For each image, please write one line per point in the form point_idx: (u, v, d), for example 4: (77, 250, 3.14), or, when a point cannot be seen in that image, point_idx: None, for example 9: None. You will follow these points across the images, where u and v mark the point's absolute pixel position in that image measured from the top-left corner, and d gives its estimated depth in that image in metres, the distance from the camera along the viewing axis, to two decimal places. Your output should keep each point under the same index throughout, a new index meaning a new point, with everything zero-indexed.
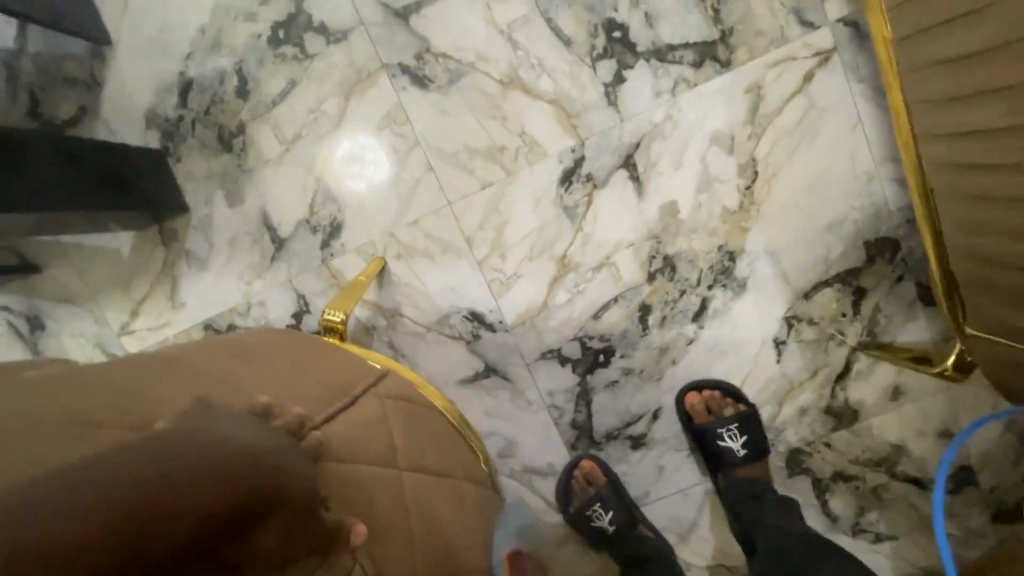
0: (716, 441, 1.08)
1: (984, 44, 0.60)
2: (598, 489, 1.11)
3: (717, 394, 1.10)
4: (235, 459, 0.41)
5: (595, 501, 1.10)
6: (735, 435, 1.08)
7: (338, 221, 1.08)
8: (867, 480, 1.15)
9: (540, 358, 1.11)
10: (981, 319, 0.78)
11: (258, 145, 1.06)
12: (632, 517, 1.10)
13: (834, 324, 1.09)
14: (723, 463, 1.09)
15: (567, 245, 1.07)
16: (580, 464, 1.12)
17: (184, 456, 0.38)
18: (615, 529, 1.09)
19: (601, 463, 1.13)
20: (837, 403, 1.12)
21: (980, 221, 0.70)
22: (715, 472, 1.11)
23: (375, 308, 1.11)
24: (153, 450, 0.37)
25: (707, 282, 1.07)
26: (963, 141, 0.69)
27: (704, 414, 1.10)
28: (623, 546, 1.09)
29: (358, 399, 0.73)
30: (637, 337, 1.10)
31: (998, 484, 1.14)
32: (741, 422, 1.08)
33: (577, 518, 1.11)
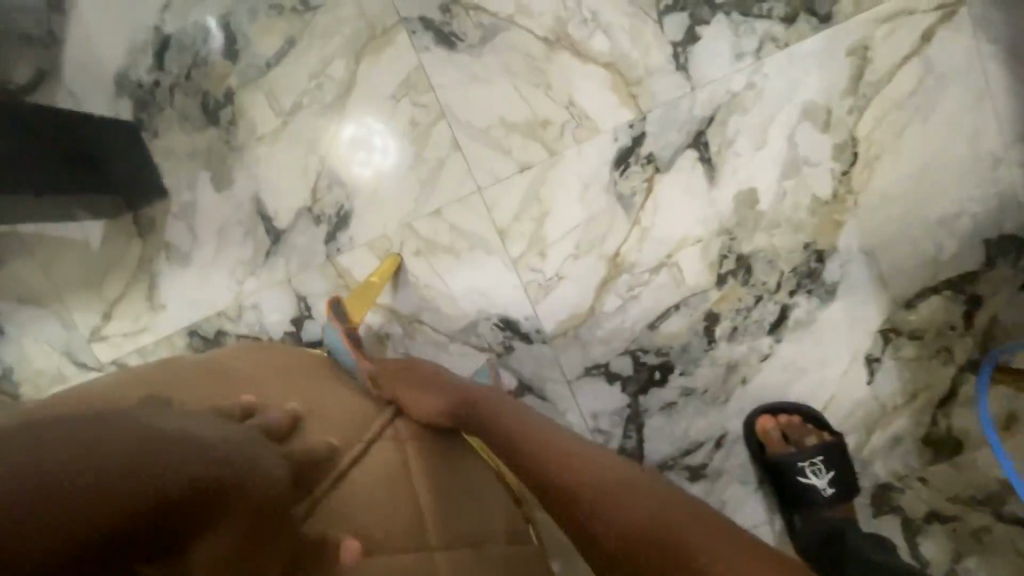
0: (795, 475, 0.91)
1: None
2: None
3: (796, 419, 0.92)
4: (182, 452, 0.36)
5: None
6: (819, 470, 0.90)
7: (345, 210, 0.90)
8: (968, 522, 0.97)
9: (583, 374, 0.94)
10: None
11: (251, 117, 0.88)
12: None
13: (940, 339, 0.90)
14: (803, 503, 0.91)
15: (620, 240, 0.89)
16: None
17: (115, 444, 0.33)
18: None
19: None
20: (937, 432, 0.94)
21: None
22: (790, 512, 0.94)
23: (389, 313, 0.93)
24: (85, 430, 0.33)
25: (788, 287, 0.89)
26: None
27: (780, 443, 0.92)
28: None
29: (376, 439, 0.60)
30: (700, 352, 0.92)
31: None
32: (826, 455, 0.91)
33: None
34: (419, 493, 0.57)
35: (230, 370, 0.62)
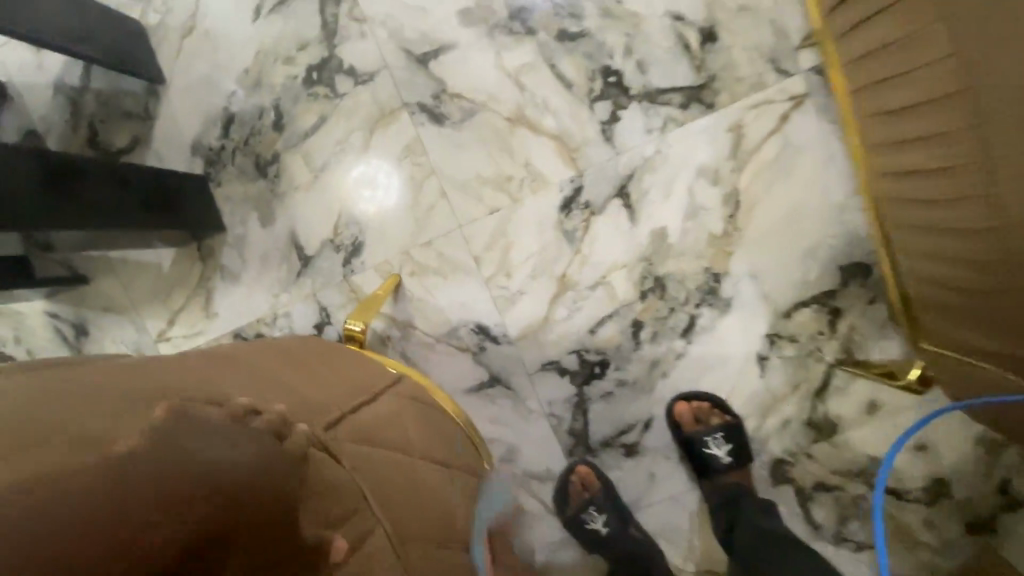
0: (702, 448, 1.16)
1: (921, 98, 0.67)
2: (592, 494, 1.19)
3: (705, 404, 1.18)
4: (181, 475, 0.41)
5: (589, 504, 1.18)
6: (720, 442, 1.16)
7: (359, 241, 1.19)
8: (848, 491, 1.22)
9: (540, 369, 1.22)
10: (942, 338, 0.82)
11: (290, 172, 1.18)
12: (623, 519, 1.18)
13: (813, 341, 1.18)
14: (709, 470, 1.16)
15: (566, 265, 1.18)
16: (576, 469, 1.21)
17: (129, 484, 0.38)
18: (608, 531, 1.17)
19: (596, 469, 1.21)
20: (818, 416, 1.20)
21: (935, 251, 0.74)
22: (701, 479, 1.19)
23: (390, 320, 1.21)
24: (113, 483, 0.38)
25: (694, 301, 1.18)
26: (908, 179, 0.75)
27: (691, 422, 1.18)
28: (615, 545, 1.16)
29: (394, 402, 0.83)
30: (630, 351, 1.20)
31: (969, 496, 1.22)
32: (726, 430, 1.17)
33: (572, 520, 1.19)
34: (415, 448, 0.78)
35: (296, 363, 0.81)
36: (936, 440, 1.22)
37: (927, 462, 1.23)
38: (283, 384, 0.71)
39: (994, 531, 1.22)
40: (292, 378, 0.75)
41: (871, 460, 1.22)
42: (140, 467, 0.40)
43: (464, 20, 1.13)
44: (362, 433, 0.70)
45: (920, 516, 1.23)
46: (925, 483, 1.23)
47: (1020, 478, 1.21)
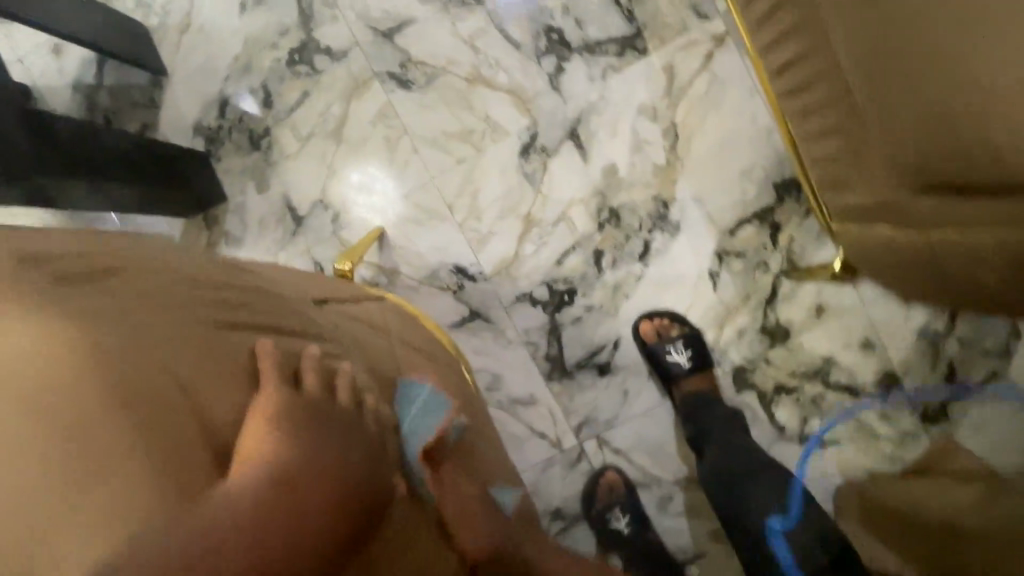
0: (666, 358, 1.29)
1: None
2: (618, 494, 1.35)
3: (665, 320, 1.32)
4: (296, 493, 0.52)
5: (614, 505, 1.34)
6: (680, 348, 1.29)
7: (344, 200, 1.35)
8: (805, 391, 1.34)
9: (515, 301, 1.36)
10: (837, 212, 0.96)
11: (280, 143, 1.34)
12: (640, 519, 1.35)
13: (758, 254, 1.31)
14: (675, 377, 1.28)
15: (530, 205, 1.32)
16: (604, 475, 1.37)
17: (260, 513, 0.50)
18: (629, 528, 1.33)
19: (623, 475, 1.37)
20: (770, 323, 1.33)
21: (819, 126, 0.86)
22: (670, 390, 1.31)
23: (378, 268, 1.36)
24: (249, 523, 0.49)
25: (647, 228, 1.31)
26: (788, 71, 0.88)
27: (654, 338, 1.30)
28: (633, 541, 1.33)
29: (380, 306, 1.00)
30: (593, 278, 1.34)
31: (920, 388, 1.33)
32: (685, 338, 1.30)
33: (597, 517, 1.35)
34: (405, 342, 0.94)
35: (297, 276, 0.97)
36: (885, 338, 1.32)
37: (876, 358, 1.33)
38: (291, 283, 0.87)
39: (948, 420, 1.31)
40: (295, 282, 0.90)
41: (824, 361, 1.33)
42: (261, 498, 0.50)
43: None
44: (347, 312, 0.86)
45: (875, 410, 1.34)
46: (876, 378, 1.33)
47: (963, 367, 1.31)
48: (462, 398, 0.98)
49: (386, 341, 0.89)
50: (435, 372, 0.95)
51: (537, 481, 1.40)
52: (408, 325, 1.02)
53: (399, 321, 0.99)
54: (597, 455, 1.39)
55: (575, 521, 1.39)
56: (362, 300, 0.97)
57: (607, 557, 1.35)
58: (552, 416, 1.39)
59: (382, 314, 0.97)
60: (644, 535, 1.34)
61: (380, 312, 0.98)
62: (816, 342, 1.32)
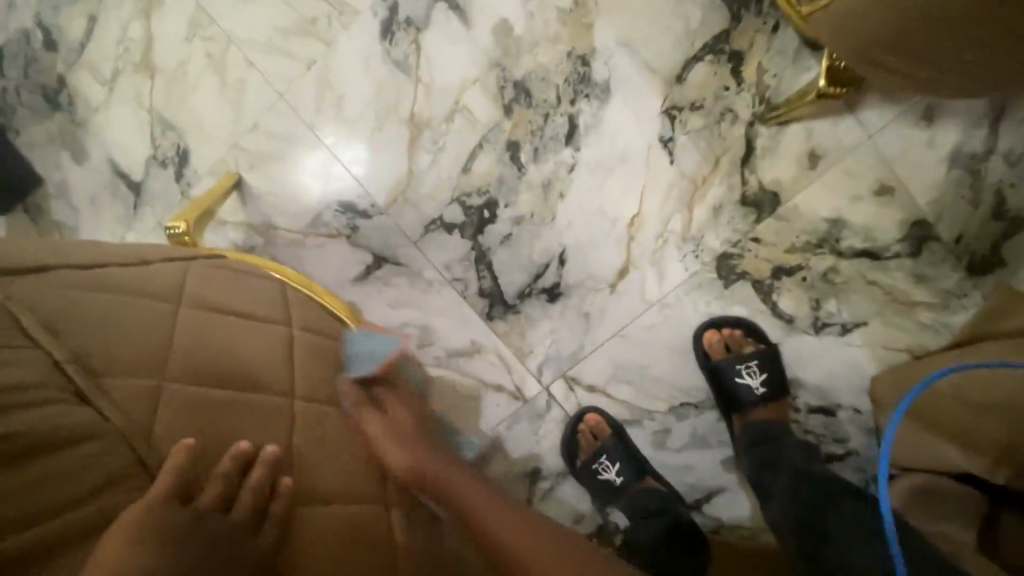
0: (734, 378, 1.03)
1: None
2: (604, 442, 1.07)
3: (737, 331, 1.05)
4: None
5: (600, 454, 1.06)
6: (755, 372, 1.03)
7: (182, 148, 1.06)
8: (815, 267, 1.04)
9: (425, 232, 1.07)
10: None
11: (82, 93, 1.07)
12: (639, 467, 1.06)
13: (720, 102, 0.99)
14: (739, 402, 1.03)
15: (411, 101, 1.04)
16: (585, 419, 1.08)
17: None
18: (622, 480, 1.05)
19: (606, 416, 1.08)
20: (751, 190, 1.02)
21: None
22: (730, 415, 1.05)
23: (248, 228, 1.07)
24: None
25: (568, 97, 1.01)
26: None
27: (721, 351, 1.04)
28: (630, 496, 1.04)
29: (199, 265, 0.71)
30: (515, 180, 1.04)
31: (962, 233, 1.01)
32: (761, 358, 1.03)
33: (584, 472, 1.07)
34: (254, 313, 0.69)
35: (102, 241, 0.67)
36: (905, 176, 1.01)
37: (897, 206, 1.01)
38: (68, 253, 0.59)
39: (1007, 266, 1.00)
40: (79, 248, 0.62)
41: (831, 225, 1.02)
42: None
43: None
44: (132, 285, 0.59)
45: (908, 273, 1.03)
46: (902, 234, 1.02)
47: (1016, 191, 0.99)
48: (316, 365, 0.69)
49: (152, 307, 0.58)
50: (254, 337, 0.65)
51: (503, 445, 1.10)
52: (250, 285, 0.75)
53: (239, 287, 0.72)
54: (569, 398, 1.10)
55: (560, 480, 1.10)
56: (182, 264, 0.69)
57: (607, 513, 1.08)
58: (504, 363, 1.10)
59: (209, 278, 0.69)
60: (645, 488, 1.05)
61: (213, 276, 0.70)
62: (822, 207, 1.02)
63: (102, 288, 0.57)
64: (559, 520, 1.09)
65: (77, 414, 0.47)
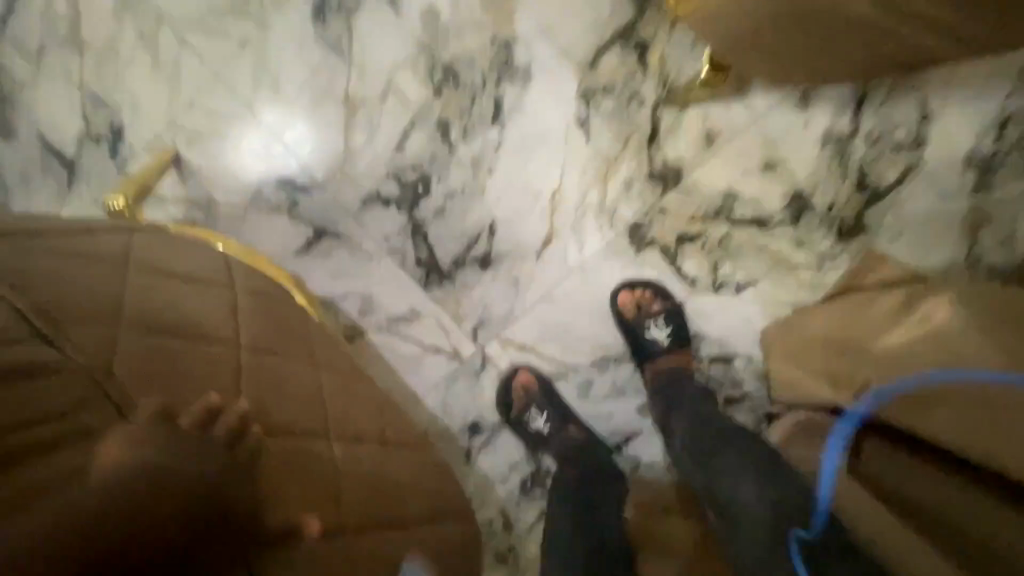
0: (643, 333, 1.17)
1: None
2: (532, 395, 1.18)
3: (648, 291, 1.18)
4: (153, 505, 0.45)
5: (529, 405, 1.18)
6: (661, 323, 1.17)
7: (116, 125, 1.08)
8: (713, 234, 1.19)
9: (363, 206, 1.14)
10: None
11: (6, 68, 1.07)
12: (565, 416, 1.17)
13: (629, 86, 1.11)
14: (648, 354, 1.17)
15: (345, 81, 1.10)
16: (517, 376, 1.19)
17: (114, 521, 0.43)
18: (550, 428, 1.16)
19: (536, 373, 1.19)
20: (658, 166, 1.15)
21: None
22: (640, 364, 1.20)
23: (188, 203, 1.11)
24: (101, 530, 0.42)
25: (494, 81, 1.10)
26: None
27: (633, 310, 1.18)
28: (556, 442, 1.14)
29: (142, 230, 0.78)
30: (446, 157, 1.13)
31: (832, 203, 1.18)
32: (666, 314, 1.17)
33: (516, 424, 1.18)
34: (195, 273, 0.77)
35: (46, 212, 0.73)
36: (786, 154, 1.16)
37: (780, 180, 1.17)
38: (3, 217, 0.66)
39: (867, 231, 1.18)
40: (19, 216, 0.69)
41: (726, 197, 1.17)
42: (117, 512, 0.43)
43: None
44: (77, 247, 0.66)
45: (789, 238, 1.20)
46: (784, 204, 1.18)
47: (873, 167, 1.16)
48: (261, 325, 0.77)
49: (117, 268, 0.67)
50: (199, 295, 0.73)
51: (442, 401, 1.20)
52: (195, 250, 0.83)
53: (184, 252, 0.80)
54: (501, 356, 1.21)
55: (497, 431, 1.21)
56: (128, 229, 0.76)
57: (538, 459, 1.20)
58: (441, 326, 1.19)
59: (150, 241, 0.77)
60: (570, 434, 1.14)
61: (156, 242, 0.78)
62: (718, 181, 1.16)
63: (56, 253, 0.63)
64: (496, 467, 1.21)
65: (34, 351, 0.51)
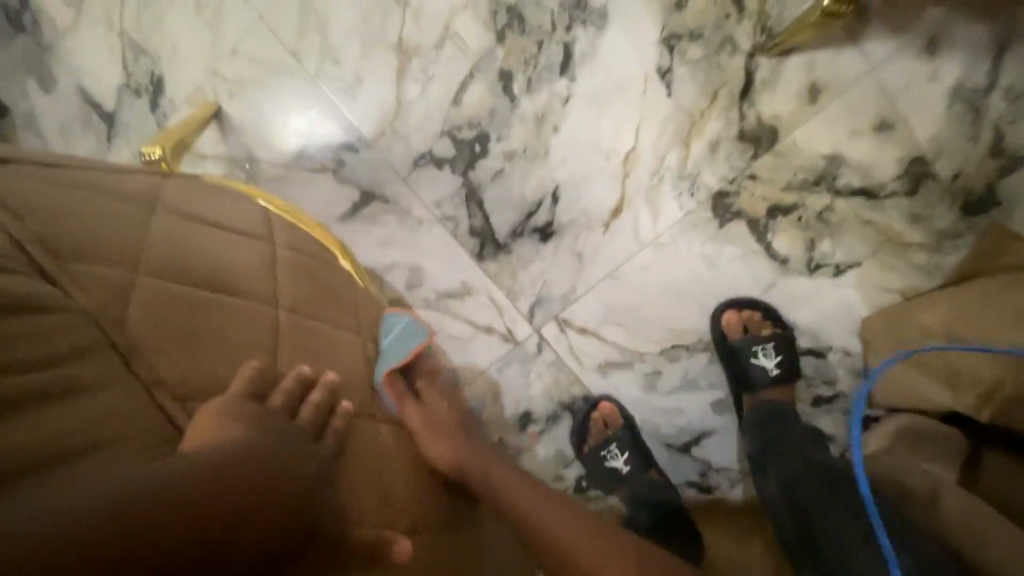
0: (749, 359, 1.03)
1: None
2: (616, 433, 1.05)
3: (756, 314, 1.05)
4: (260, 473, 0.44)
5: (611, 442, 1.05)
6: (771, 353, 1.03)
7: (157, 75, 1.01)
8: (810, 206, 1.03)
9: (414, 168, 1.04)
10: None
11: (49, 15, 1.02)
12: (646, 459, 1.06)
13: (720, 30, 0.97)
14: (751, 382, 1.03)
15: (399, 27, 1.00)
16: (598, 407, 1.07)
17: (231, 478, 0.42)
18: (629, 470, 1.05)
19: (621, 408, 1.07)
20: (750, 125, 0.99)
21: None
22: (739, 394, 1.06)
23: (229, 161, 1.03)
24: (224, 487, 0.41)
25: (563, 25, 0.98)
26: None
27: (739, 333, 1.04)
28: (633, 486, 1.04)
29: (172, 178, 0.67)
30: (507, 113, 1.01)
31: (959, 171, 1.00)
32: (777, 342, 1.04)
33: (590, 457, 1.07)
34: (242, 229, 0.67)
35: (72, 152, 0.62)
36: (906, 111, 0.98)
37: (896, 142, 0.99)
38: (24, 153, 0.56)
39: (1002, 204, 0.99)
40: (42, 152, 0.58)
41: (829, 162, 1.01)
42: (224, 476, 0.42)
43: None
44: (114, 196, 0.57)
45: (903, 212, 1.02)
46: (899, 172, 1.00)
47: (1014, 129, 0.98)
48: (303, 284, 0.66)
49: (139, 209, 0.58)
50: (235, 246, 0.63)
51: (494, 388, 1.08)
52: (234, 201, 0.71)
53: (225, 204, 0.69)
54: (561, 340, 1.08)
55: (552, 423, 1.09)
56: (164, 179, 0.65)
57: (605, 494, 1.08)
58: (495, 304, 1.08)
59: (189, 191, 0.66)
60: (648, 480, 1.05)
61: (197, 192, 0.67)
62: (821, 142, 1.00)
63: (73, 185, 0.55)
64: (552, 463, 1.08)
65: (44, 292, 0.46)
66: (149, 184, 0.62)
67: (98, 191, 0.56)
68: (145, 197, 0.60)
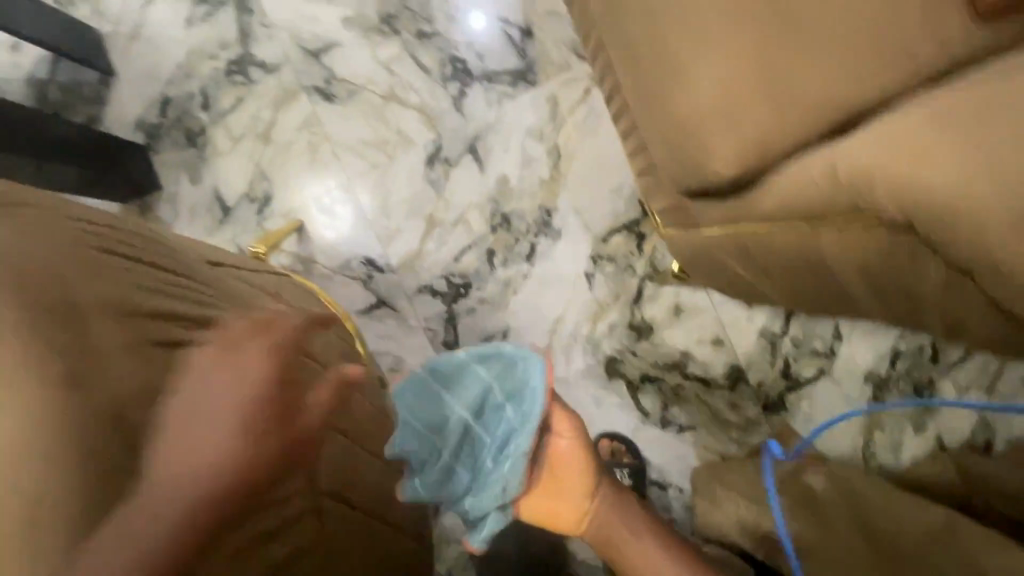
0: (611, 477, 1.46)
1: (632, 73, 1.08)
2: None
3: (621, 445, 1.51)
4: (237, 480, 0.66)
5: None
6: (624, 473, 1.47)
7: (268, 194, 1.54)
8: (666, 380, 1.54)
9: (417, 292, 1.54)
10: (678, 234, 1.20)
11: (214, 141, 1.55)
12: None
13: (626, 260, 1.54)
14: None
15: (433, 206, 1.55)
16: None
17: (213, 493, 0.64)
18: None
19: None
20: (636, 319, 1.54)
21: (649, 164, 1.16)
22: None
23: (296, 257, 1.53)
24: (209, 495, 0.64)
25: (533, 232, 1.54)
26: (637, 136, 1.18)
27: (607, 456, 1.49)
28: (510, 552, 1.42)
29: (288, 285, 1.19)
30: (486, 273, 1.54)
31: (762, 380, 1.54)
32: (631, 467, 1.48)
33: None
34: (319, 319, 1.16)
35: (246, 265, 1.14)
36: (732, 337, 1.55)
37: (724, 354, 1.55)
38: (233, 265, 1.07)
39: (785, 409, 1.53)
40: (238, 264, 1.10)
41: (682, 355, 1.55)
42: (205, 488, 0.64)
43: (347, 25, 1.57)
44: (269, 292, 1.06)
45: (725, 399, 1.54)
46: (726, 372, 1.54)
47: (796, 363, 1.54)
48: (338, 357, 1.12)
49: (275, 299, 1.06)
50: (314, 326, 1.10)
51: None
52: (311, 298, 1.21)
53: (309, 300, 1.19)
54: None
55: None
56: (286, 284, 1.17)
57: None
58: None
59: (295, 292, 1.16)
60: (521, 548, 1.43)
61: (298, 292, 1.17)
62: (678, 340, 1.54)
63: (250, 282, 1.04)
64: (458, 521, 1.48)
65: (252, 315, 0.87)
66: (281, 287, 1.13)
67: (263, 287, 1.06)
68: (280, 292, 1.09)
